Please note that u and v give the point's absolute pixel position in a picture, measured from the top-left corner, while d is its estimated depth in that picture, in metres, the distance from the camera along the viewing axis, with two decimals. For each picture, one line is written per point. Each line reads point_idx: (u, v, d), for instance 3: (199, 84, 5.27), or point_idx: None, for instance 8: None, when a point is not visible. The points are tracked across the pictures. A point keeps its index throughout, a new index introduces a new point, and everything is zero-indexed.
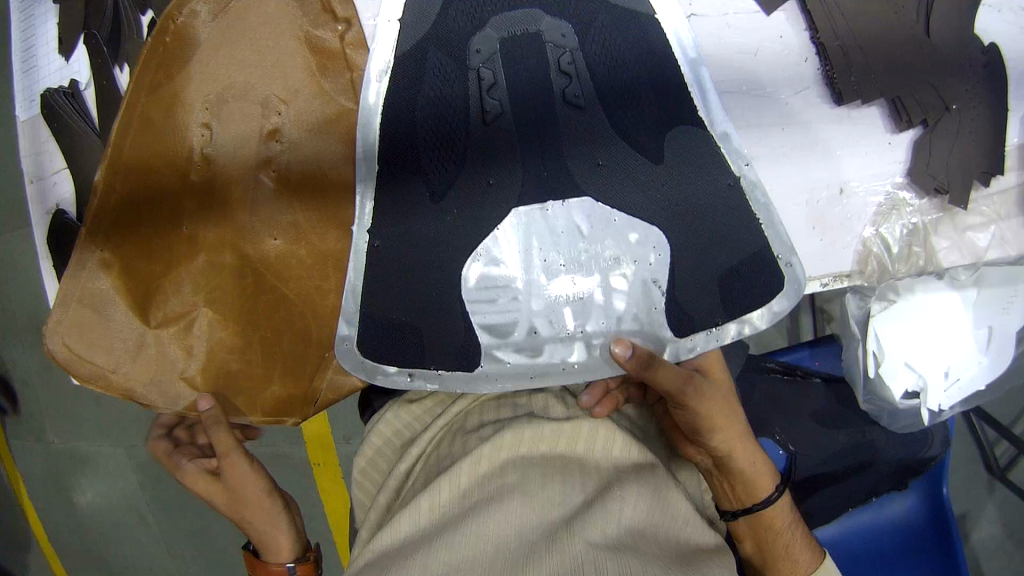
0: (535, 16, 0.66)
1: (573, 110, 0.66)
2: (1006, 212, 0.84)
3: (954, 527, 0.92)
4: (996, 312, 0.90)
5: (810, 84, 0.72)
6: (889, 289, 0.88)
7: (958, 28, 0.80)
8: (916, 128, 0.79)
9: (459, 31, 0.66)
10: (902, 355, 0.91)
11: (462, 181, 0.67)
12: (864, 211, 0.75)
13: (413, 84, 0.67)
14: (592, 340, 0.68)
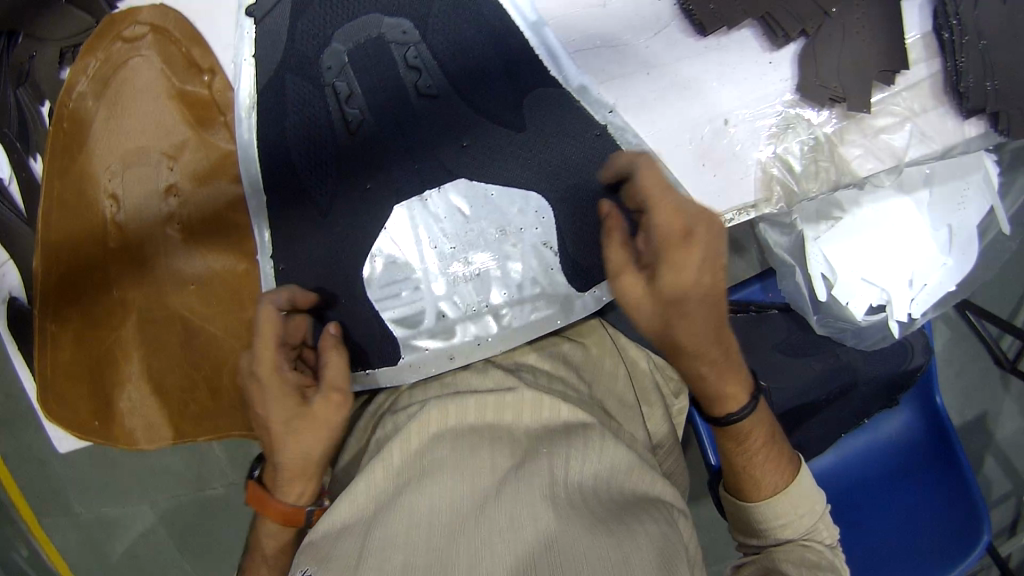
0: (376, 21, 0.69)
1: (429, 100, 0.69)
2: (922, 105, 0.83)
3: (955, 437, 0.83)
4: (954, 209, 0.87)
5: (667, 20, 0.72)
6: (830, 205, 0.86)
7: None
8: (798, 40, 0.77)
9: (309, 52, 0.70)
10: (856, 271, 0.86)
11: (344, 191, 0.70)
12: (755, 136, 0.75)
13: (279, 113, 0.70)
14: (499, 310, 0.72)
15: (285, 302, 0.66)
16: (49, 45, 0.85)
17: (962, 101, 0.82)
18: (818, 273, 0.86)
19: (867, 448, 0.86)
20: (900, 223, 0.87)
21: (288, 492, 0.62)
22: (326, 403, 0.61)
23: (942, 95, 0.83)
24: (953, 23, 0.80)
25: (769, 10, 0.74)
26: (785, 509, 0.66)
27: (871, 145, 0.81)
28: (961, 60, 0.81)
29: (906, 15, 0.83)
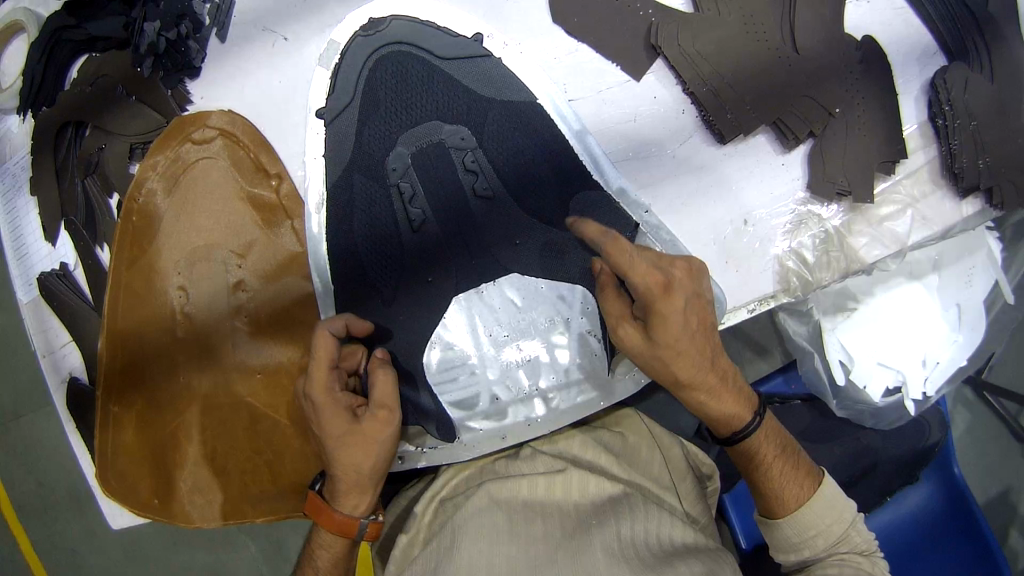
0: (437, 127, 0.77)
1: (484, 202, 0.79)
2: (921, 191, 0.91)
3: (970, 503, 0.99)
4: (959, 292, 1.03)
5: (689, 126, 0.81)
6: (847, 298, 1.02)
7: (827, 33, 0.84)
8: (807, 141, 0.85)
9: (378, 154, 0.78)
10: (873, 356, 1.02)
11: (407, 282, 0.80)
12: (772, 233, 0.83)
13: (347, 214, 0.78)
14: (546, 394, 0.81)
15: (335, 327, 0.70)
16: (115, 139, 0.91)
17: (959, 181, 0.90)
18: (839, 360, 1.00)
19: (895, 519, 1.04)
20: (908, 306, 1.03)
21: (346, 504, 0.70)
22: (373, 422, 0.69)
23: (940, 175, 0.91)
24: (945, 110, 0.89)
25: (779, 116, 0.82)
26: (815, 524, 0.72)
27: (876, 230, 0.88)
28: (956, 143, 0.89)
29: (903, 108, 0.91)
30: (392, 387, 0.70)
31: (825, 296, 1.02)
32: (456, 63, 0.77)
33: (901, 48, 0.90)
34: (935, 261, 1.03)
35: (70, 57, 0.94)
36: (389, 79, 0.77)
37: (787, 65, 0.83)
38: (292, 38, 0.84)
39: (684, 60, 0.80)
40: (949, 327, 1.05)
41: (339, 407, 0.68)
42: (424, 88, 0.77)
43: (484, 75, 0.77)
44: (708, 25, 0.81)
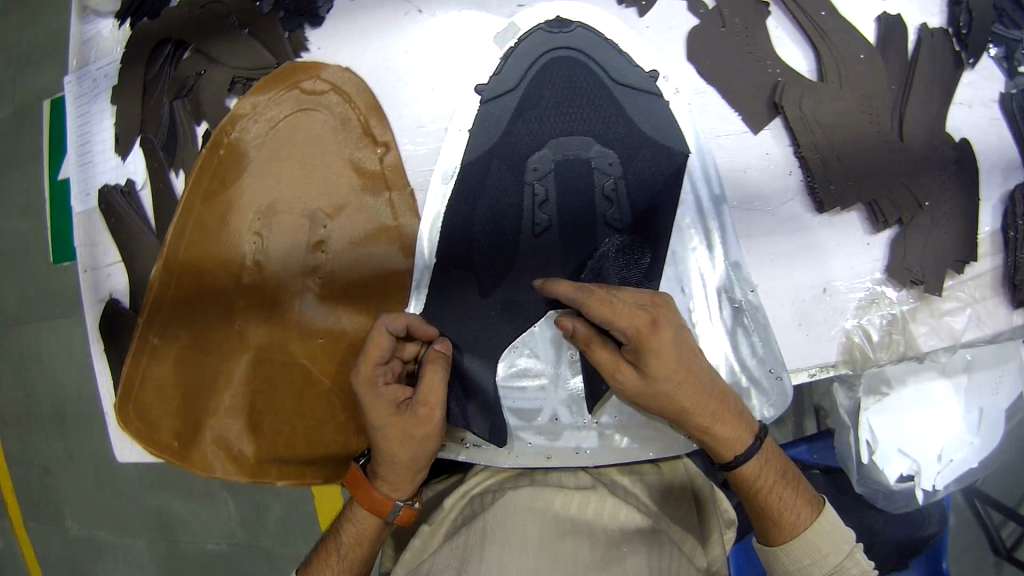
0: (588, 145, 0.78)
1: (611, 230, 0.79)
2: (982, 294, 0.94)
3: None
4: (986, 397, 1.07)
5: (793, 188, 0.83)
6: (881, 382, 1.03)
7: (930, 126, 0.88)
8: (893, 227, 0.87)
9: (523, 149, 0.79)
10: (896, 442, 1.03)
11: (508, 281, 0.80)
12: (847, 307, 0.85)
13: (469, 203, 0.80)
14: (605, 429, 0.80)
15: (395, 324, 0.70)
16: (218, 69, 0.88)
17: (1016, 292, 0.94)
18: (863, 439, 1.03)
19: None
20: (938, 404, 1.05)
21: (382, 486, 0.70)
22: (415, 418, 0.66)
23: (1001, 283, 0.95)
24: (1019, 224, 0.93)
25: (874, 197, 0.85)
26: (812, 552, 0.69)
27: (935, 323, 0.91)
28: (1021, 257, 0.93)
29: (982, 212, 0.94)
30: (438, 385, 0.68)
31: (866, 380, 1.03)
32: (627, 91, 0.79)
33: (992, 157, 0.93)
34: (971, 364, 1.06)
35: None
36: (556, 83, 0.78)
37: (892, 149, 0.86)
38: (424, 11, 0.83)
39: (801, 124, 0.82)
40: (965, 427, 1.06)
41: (382, 400, 0.66)
42: (575, 96, 0.78)
43: (649, 114, 0.79)
44: (829, 95, 0.83)
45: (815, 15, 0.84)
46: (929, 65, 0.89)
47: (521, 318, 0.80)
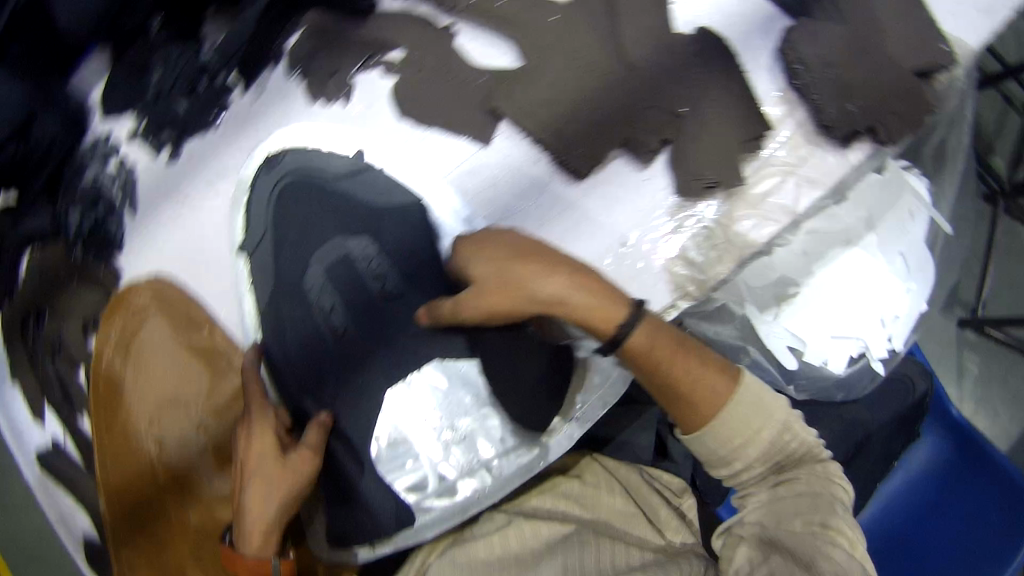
0: (341, 242, 0.85)
1: (393, 300, 0.85)
2: (800, 153, 0.91)
3: (970, 445, 1.17)
4: (902, 239, 1.09)
5: (546, 173, 0.86)
6: (787, 283, 1.05)
7: (658, 36, 0.87)
8: (664, 150, 0.87)
9: (294, 276, 0.86)
10: (830, 331, 1.06)
11: (342, 386, 0.85)
12: (654, 247, 0.86)
13: (278, 335, 0.86)
14: (490, 462, 0.88)
15: (252, 358, 0.83)
16: (66, 321, 0.98)
17: (831, 132, 0.90)
18: (785, 346, 1.06)
19: (918, 473, 1.22)
20: (855, 273, 1.06)
21: (251, 546, 0.76)
22: (296, 457, 0.79)
23: (814, 132, 0.91)
24: (796, 70, 0.89)
25: (627, 135, 0.85)
26: (743, 429, 0.71)
27: (762, 210, 0.89)
28: (815, 97, 0.89)
29: (758, 82, 0.91)
30: (321, 434, 0.82)
31: (760, 291, 1.06)
32: (347, 182, 0.86)
33: (743, 26, 0.91)
34: (870, 219, 1.08)
35: (17, 251, 0.98)
36: (291, 208, 0.87)
37: (625, 78, 0.85)
38: (190, 196, 0.93)
39: (519, 112, 0.84)
40: (900, 277, 1.09)
41: (269, 431, 0.80)
42: (317, 213, 0.86)
43: (372, 186, 0.87)
44: (540, 66, 0.84)
45: (492, 8, 0.87)
46: None
47: (378, 404, 0.86)
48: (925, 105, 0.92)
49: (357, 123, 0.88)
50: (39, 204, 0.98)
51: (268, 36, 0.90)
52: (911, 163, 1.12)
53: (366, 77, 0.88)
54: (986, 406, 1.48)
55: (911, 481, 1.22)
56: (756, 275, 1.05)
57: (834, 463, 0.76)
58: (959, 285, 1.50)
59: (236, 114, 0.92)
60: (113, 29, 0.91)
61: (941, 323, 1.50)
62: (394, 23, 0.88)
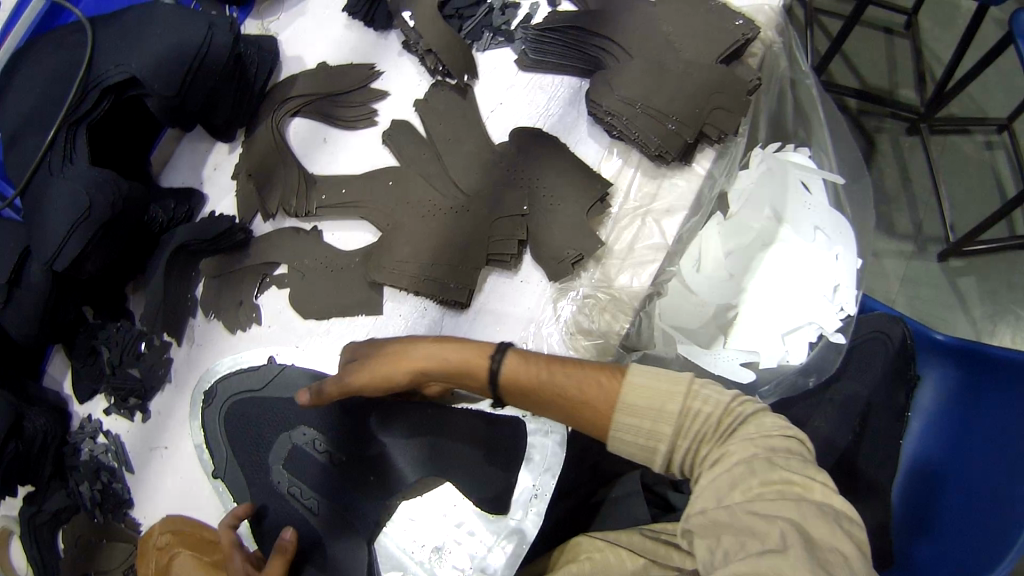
0: (289, 436, 0.99)
1: (347, 466, 0.96)
2: (651, 190, 0.96)
3: (965, 355, 1.13)
4: (809, 214, 1.11)
5: (436, 313, 0.94)
6: (724, 307, 1.08)
7: (480, 154, 0.96)
8: (527, 249, 0.94)
9: (264, 479, 0.99)
10: (775, 330, 1.09)
11: (335, 559, 0.94)
12: (551, 335, 0.92)
13: (271, 531, 0.98)
14: (484, 564, 0.91)
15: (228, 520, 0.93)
16: None
17: (667, 157, 0.95)
18: (739, 363, 1.05)
19: (938, 405, 1.18)
20: (772, 270, 1.11)
21: None
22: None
23: (653, 165, 0.97)
24: (608, 120, 0.96)
25: (489, 252, 0.93)
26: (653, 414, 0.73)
27: (636, 259, 0.94)
28: (637, 135, 0.95)
29: (584, 153, 0.98)
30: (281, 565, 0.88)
31: (699, 328, 1.07)
32: (273, 387, 0.99)
33: (551, 109, 0.99)
34: (775, 213, 1.11)
35: (51, 534, 1.06)
36: (240, 428, 1.00)
37: (469, 207, 0.94)
38: (171, 443, 1.05)
39: (391, 275, 0.94)
40: (822, 249, 1.11)
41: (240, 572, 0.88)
42: (260, 424, 1.00)
43: (290, 384, 0.98)
44: (393, 230, 0.95)
45: (338, 198, 0.98)
46: (442, 123, 0.98)
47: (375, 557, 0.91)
48: (742, 91, 0.98)
49: (274, 335, 1.00)
50: (54, 487, 1.08)
51: (179, 290, 1.05)
52: (782, 143, 1.16)
53: (266, 294, 1.01)
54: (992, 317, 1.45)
55: (936, 411, 1.18)
56: (686, 316, 1.06)
57: (765, 416, 0.74)
58: (915, 220, 1.49)
59: (180, 363, 1.06)
60: (54, 326, 1.04)
61: (915, 265, 1.49)
62: (270, 243, 1.01)
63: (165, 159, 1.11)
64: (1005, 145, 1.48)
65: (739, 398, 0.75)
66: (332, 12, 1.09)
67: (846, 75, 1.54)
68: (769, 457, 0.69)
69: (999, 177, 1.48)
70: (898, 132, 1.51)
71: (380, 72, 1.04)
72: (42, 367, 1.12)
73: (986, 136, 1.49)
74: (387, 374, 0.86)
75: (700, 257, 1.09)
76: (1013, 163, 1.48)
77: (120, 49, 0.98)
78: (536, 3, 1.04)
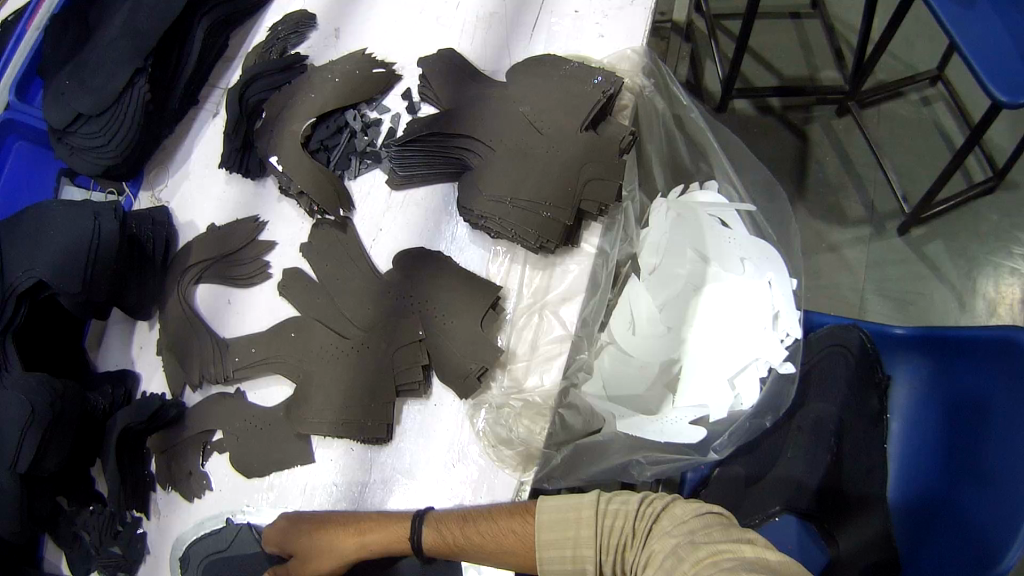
0: None
1: None
2: (548, 279, 0.96)
3: (932, 342, 1.00)
4: (731, 248, 1.02)
5: (362, 452, 0.96)
6: (669, 365, 0.97)
7: (372, 288, 0.98)
8: (432, 371, 0.94)
9: None
10: (720, 376, 0.96)
11: None
12: (472, 452, 0.92)
13: None
14: None
15: None
16: None
17: (548, 247, 0.94)
18: (688, 422, 0.94)
19: (919, 405, 1.03)
20: (708, 315, 0.99)
21: None
22: None
23: (541, 257, 0.96)
24: (483, 223, 0.95)
25: (396, 384, 0.94)
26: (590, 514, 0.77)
27: (541, 357, 0.93)
28: (513, 231, 0.94)
29: (467, 262, 0.98)
30: None
31: (647, 392, 0.97)
32: (233, 545, 1.00)
33: (428, 223, 1.00)
34: (697, 254, 1.02)
35: None
36: None
37: (369, 343, 0.96)
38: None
39: (312, 424, 0.96)
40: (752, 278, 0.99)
41: None
42: None
43: (249, 540, 1.00)
44: (306, 381, 0.98)
45: (250, 358, 1.02)
46: (329, 265, 1.01)
47: None
48: (612, 155, 0.95)
49: (227, 498, 1.03)
50: None
51: (135, 470, 1.09)
52: (687, 184, 1.10)
53: (210, 461, 1.04)
54: (972, 274, 1.45)
55: (914, 411, 1.04)
56: (627, 384, 0.96)
57: (677, 505, 0.77)
58: (866, 201, 1.51)
59: (154, 534, 1.07)
60: (33, 521, 1.06)
61: (876, 246, 1.49)
62: (204, 411, 1.06)
63: (97, 344, 1.15)
64: (942, 95, 1.53)
65: (646, 499, 0.79)
66: (211, 170, 1.14)
67: (768, 71, 1.61)
68: (690, 542, 0.72)
69: (943, 129, 1.51)
70: (828, 116, 1.56)
71: (264, 222, 1.08)
72: (39, 552, 1.12)
73: (922, 90, 1.54)
74: (340, 555, 0.89)
75: (633, 317, 1.00)
76: (954, 111, 1.52)
77: (24, 254, 1.01)
78: (397, 114, 1.07)
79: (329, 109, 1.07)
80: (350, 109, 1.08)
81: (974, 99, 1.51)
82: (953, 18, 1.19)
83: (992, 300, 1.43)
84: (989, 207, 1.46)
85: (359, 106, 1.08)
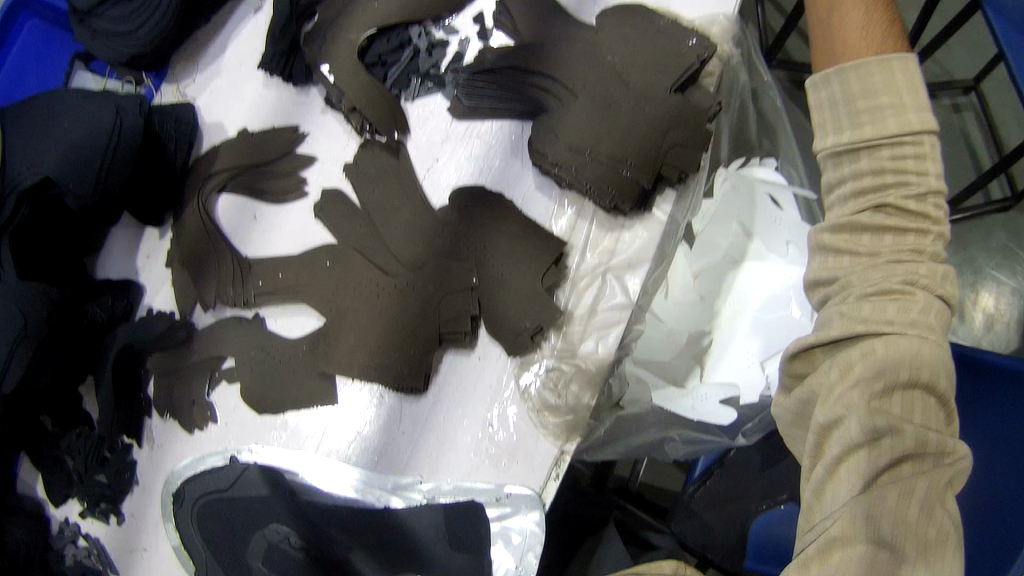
0: (263, 533, 0.92)
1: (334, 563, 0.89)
2: (613, 240, 0.89)
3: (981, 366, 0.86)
4: (779, 230, 0.95)
5: (393, 401, 0.88)
6: (699, 338, 0.91)
7: (420, 225, 0.90)
8: (480, 322, 0.87)
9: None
10: (752, 358, 0.89)
11: None
12: (514, 412, 0.85)
13: None
14: None
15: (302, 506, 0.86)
16: None
17: (622, 208, 0.87)
18: (719, 401, 0.88)
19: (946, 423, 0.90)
20: (748, 294, 0.92)
21: None
22: None
23: (609, 217, 0.89)
24: (556, 172, 0.88)
25: (441, 332, 0.87)
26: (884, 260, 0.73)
27: (599, 322, 0.86)
28: (587, 185, 0.86)
29: (531, 209, 0.91)
30: None
31: (675, 362, 0.90)
32: (235, 485, 0.91)
33: (494, 162, 0.92)
34: (743, 229, 0.94)
35: None
36: (215, 526, 0.93)
37: (413, 283, 0.88)
38: (149, 544, 0.97)
39: (341, 365, 0.88)
40: (798, 259, 0.93)
41: None
42: (234, 525, 0.93)
43: (254, 482, 0.90)
44: (339, 318, 0.90)
45: (276, 284, 0.93)
46: (376, 192, 0.92)
47: None
48: (701, 122, 0.87)
49: (233, 433, 0.94)
50: None
51: (130, 392, 1.00)
52: (747, 156, 1.02)
53: (217, 391, 0.95)
54: (973, 284, 1.36)
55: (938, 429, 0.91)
56: (655, 349, 0.89)
57: None
58: None
59: (145, 464, 0.98)
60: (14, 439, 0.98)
61: None
62: (215, 336, 0.97)
63: (97, 248, 1.04)
64: (973, 105, 1.44)
65: None
66: (247, 70, 1.02)
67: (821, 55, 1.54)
68: None
69: (969, 140, 1.43)
70: None
71: (304, 134, 0.98)
72: (12, 471, 1.03)
73: (953, 97, 1.44)
74: None
75: (666, 284, 0.92)
76: (981, 123, 1.43)
77: (33, 145, 0.91)
78: (466, 38, 0.97)
79: (393, 22, 0.95)
80: (415, 25, 0.97)
81: (1006, 114, 1.41)
82: (1012, 41, 1.06)
83: (987, 314, 1.35)
84: (1000, 224, 1.36)
85: (424, 23, 0.97)
